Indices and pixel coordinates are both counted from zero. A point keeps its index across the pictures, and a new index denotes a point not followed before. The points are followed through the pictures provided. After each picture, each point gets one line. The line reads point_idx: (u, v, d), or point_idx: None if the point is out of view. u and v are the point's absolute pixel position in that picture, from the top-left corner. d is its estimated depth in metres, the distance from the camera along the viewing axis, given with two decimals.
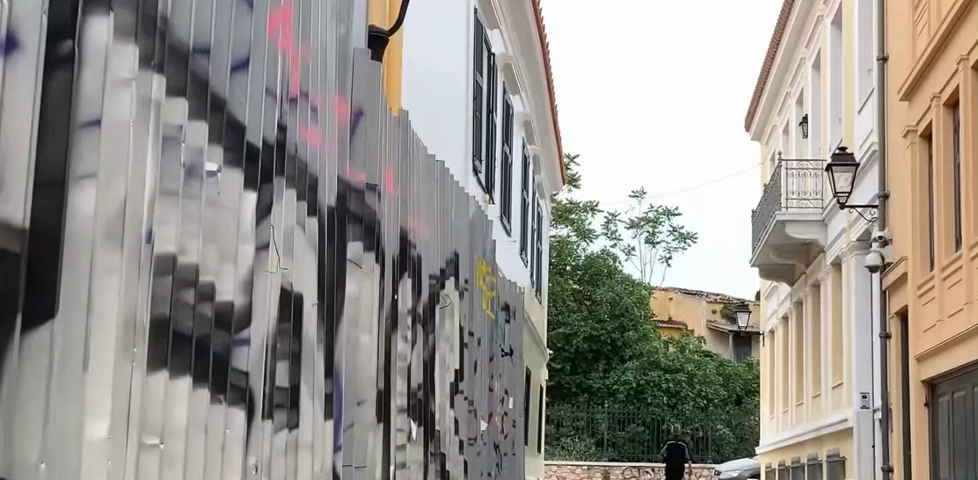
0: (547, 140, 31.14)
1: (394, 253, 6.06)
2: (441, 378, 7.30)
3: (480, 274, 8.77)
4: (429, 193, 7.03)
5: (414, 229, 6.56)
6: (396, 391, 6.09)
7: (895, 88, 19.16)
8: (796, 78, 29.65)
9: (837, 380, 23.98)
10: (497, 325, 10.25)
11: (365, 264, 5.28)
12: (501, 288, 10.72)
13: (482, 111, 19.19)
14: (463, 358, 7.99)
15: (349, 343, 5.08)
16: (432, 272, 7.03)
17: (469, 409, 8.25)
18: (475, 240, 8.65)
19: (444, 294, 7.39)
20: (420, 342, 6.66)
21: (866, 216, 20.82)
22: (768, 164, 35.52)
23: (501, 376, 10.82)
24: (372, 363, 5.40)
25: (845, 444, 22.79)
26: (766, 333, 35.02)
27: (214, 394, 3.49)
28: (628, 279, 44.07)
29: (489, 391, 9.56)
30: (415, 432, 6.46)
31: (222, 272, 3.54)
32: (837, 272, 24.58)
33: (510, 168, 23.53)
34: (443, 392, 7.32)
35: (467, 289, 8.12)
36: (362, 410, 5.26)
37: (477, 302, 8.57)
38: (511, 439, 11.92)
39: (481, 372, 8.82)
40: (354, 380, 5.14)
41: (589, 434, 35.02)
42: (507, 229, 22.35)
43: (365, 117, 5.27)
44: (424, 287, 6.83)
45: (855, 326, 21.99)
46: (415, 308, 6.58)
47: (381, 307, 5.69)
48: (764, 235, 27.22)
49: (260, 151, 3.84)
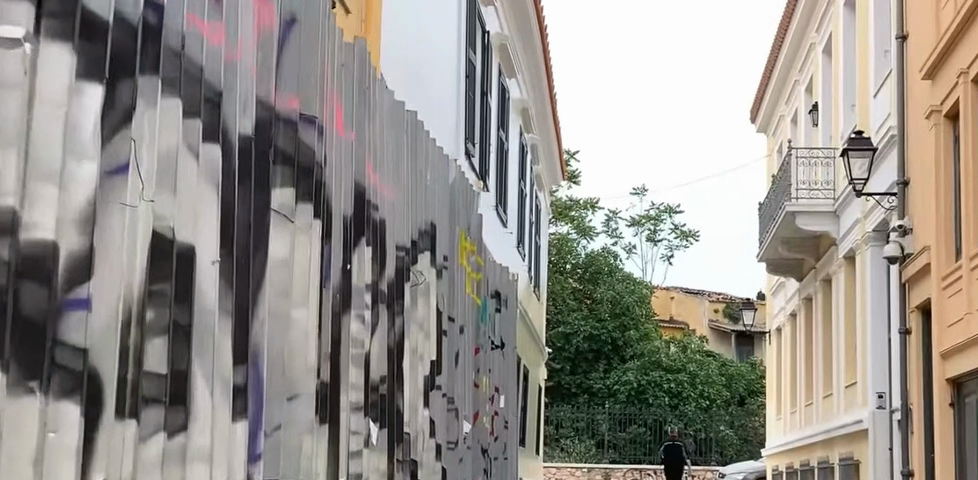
0: (546, 128, 29.91)
1: (347, 213, 4.85)
2: (413, 371, 6.11)
3: (463, 252, 7.57)
4: (396, 146, 5.83)
5: (375, 185, 5.34)
6: (351, 384, 4.90)
7: (916, 68, 17.95)
8: (805, 65, 28.43)
9: (850, 380, 22.77)
10: (485, 313, 9.01)
11: (301, 218, 4.09)
12: (489, 273, 9.46)
13: (476, 93, 18.05)
14: (442, 348, 6.79)
15: (275, 320, 3.89)
16: (400, 244, 5.83)
17: (450, 409, 7.05)
18: (457, 210, 7.41)
19: (416, 270, 6.19)
20: (384, 324, 5.46)
21: (883, 204, 19.58)
22: (776, 156, 34.24)
23: (490, 371, 9.59)
24: (313, 344, 4.20)
25: (858, 447, 21.57)
26: (773, 331, 33.76)
27: (19, 380, 2.34)
28: (628, 277, 42.83)
29: (477, 386, 8.35)
30: (377, 435, 5.27)
31: (35, 193, 2.39)
32: (850, 265, 23.38)
33: (506, 157, 22.47)
34: (414, 388, 6.11)
35: (445, 267, 6.92)
36: (298, 406, 4.05)
37: (459, 284, 7.37)
38: (501, 442, 10.61)
39: (464, 364, 7.61)
40: (285, 371, 3.94)
41: (589, 435, 33.75)
42: (502, 219, 21.11)
43: (299, 27, 4.07)
44: (389, 259, 5.63)
45: (870, 322, 20.80)
46: (377, 282, 5.39)
47: (327, 277, 4.49)
48: (773, 228, 25.96)
49: (112, 27, 2.66)
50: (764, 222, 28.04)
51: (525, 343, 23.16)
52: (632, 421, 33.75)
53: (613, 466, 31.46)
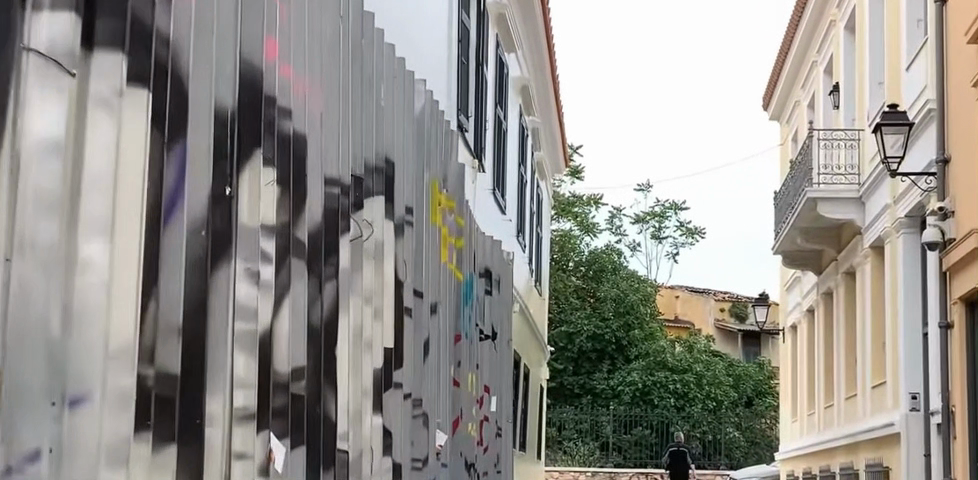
0: (548, 111, 27.95)
1: (225, 110, 3.04)
2: (357, 364, 4.26)
3: (436, 207, 5.73)
4: (328, 37, 4.00)
5: (284, 77, 3.53)
6: (236, 382, 3.10)
7: (958, 33, 15.88)
8: (825, 43, 26.54)
9: (877, 379, 20.88)
10: (468, 296, 7.13)
11: (100, 77, 2.29)
12: (476, 244, 7.61)
13: (470, 62, 16.20)
14: (403, 331, 4.95)
15: (46, 267, 2.10)
16: (331, 175, 4.00)
17: (415, 416, 5.17)
18: (428, 153, 5.52)
19: (360, 220, 4.32)
20: (299, 286, 3.63)
21: (920, 184, 17.52)
22: (791, 144, 32.30)
23: (476, 368, 7.72)
24: (136, 308, 2.37)
25: (888, 452, 19.70)
26: (787, 330, 31.84)
27: None
28: (632, 275, 41.00)
29: (456, 383, 6.45)
30: (287, 455, 3.46)
31: None
32: (877, 255, 21.45)
33: (505, 136, 20.71)
34: (358, 384, 4.27)
35: (408, 222, 5.08)
36: (82, 417, 2.23)
37: (429, 246, 5.49)
38: (490, 454, 8.73)
39: (437, 352, 5.72)
40: (54, 352, 2.13)
41: (592, 437, 31.82)
42: (497, 203, 19.15)
43: None
44: (315, 195, 3.83)
45: (901, 315, 18.90)
46: (291, 225, 3.59)
47: (171, 215, 2.68)
48: (791, 216, 24.09)
49: None
50: (782, 211, 26.14)
51: (526, 348, 21.49)
52: (635, 423, 31.75)
53: (618, 469, 29.57)
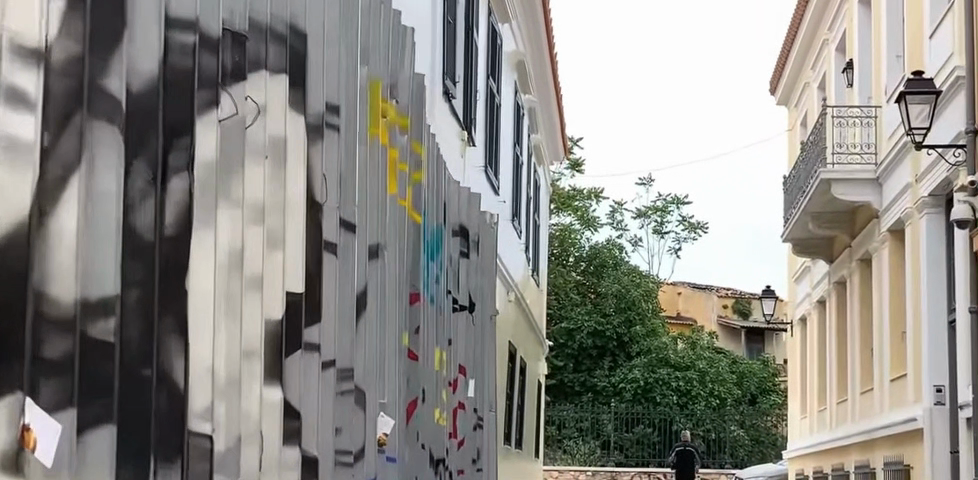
0: (545, 93, 26.61)
1: None
2: (235, 309, 2.86)
3: (376, 116, 4.31)
4: None
5: None
6: None
7: None
8: (836, 20, 25.12)
9: (896, 371, 19.41)
10: (434, 251, 5.71)
11: None
12: (444, 186, 6.19)
13: (458, 24, 14.65)
14: (323, 272, 3.57)
15: None
16: (179, 12, 2.62)
17: (342, 390, 3.78)
18: (362, 39, 4.11)
19: (240, 95, 2.94)
20: (111, 160, 2.27)
21: (947, 158, 15.95)
22: (801, 129, 30.87)
23: (447, 346, 6.29)
24: None
25: (909, 450, 18.23)
26: (797, 323, 30.36)
27: None
28: (634, 270, 39.64)
29: (410, 354, 5.04)
30: (65, 440, 2.11)
31: None
32: (896, 239, 19.98)
33: (499, 114, 19.28)
34: (237, 340, 2.87)
35: (332, 124, 3.67)
36: None
37: (365, 164, 4.10)
38: (468, 447, 7.32)
39: (381, 309, 4.33)
40: None
41: (594, 435, 30.29)
42: (490, 183, 17.75)
43: None
44: (151, 38, 2.47)
45: (924, 300, 17.33)
46: (88, 64, 2.23)
47: None
48: (802, 201, 22.71)
49: None
50: (792, 195, 24.75)
51: (526, 348, 21.33)
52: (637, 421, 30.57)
53: (620, 468, 28.20)
